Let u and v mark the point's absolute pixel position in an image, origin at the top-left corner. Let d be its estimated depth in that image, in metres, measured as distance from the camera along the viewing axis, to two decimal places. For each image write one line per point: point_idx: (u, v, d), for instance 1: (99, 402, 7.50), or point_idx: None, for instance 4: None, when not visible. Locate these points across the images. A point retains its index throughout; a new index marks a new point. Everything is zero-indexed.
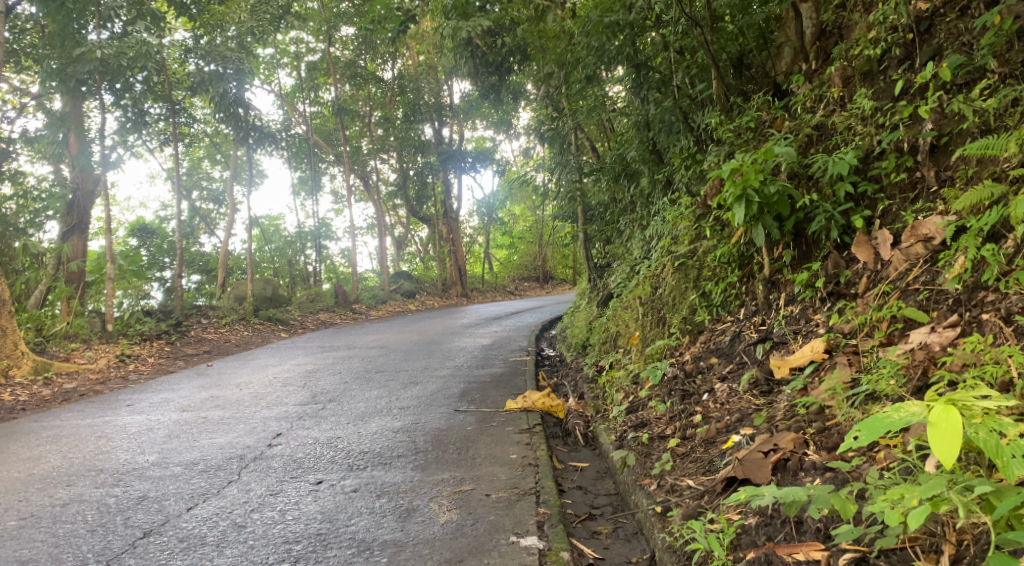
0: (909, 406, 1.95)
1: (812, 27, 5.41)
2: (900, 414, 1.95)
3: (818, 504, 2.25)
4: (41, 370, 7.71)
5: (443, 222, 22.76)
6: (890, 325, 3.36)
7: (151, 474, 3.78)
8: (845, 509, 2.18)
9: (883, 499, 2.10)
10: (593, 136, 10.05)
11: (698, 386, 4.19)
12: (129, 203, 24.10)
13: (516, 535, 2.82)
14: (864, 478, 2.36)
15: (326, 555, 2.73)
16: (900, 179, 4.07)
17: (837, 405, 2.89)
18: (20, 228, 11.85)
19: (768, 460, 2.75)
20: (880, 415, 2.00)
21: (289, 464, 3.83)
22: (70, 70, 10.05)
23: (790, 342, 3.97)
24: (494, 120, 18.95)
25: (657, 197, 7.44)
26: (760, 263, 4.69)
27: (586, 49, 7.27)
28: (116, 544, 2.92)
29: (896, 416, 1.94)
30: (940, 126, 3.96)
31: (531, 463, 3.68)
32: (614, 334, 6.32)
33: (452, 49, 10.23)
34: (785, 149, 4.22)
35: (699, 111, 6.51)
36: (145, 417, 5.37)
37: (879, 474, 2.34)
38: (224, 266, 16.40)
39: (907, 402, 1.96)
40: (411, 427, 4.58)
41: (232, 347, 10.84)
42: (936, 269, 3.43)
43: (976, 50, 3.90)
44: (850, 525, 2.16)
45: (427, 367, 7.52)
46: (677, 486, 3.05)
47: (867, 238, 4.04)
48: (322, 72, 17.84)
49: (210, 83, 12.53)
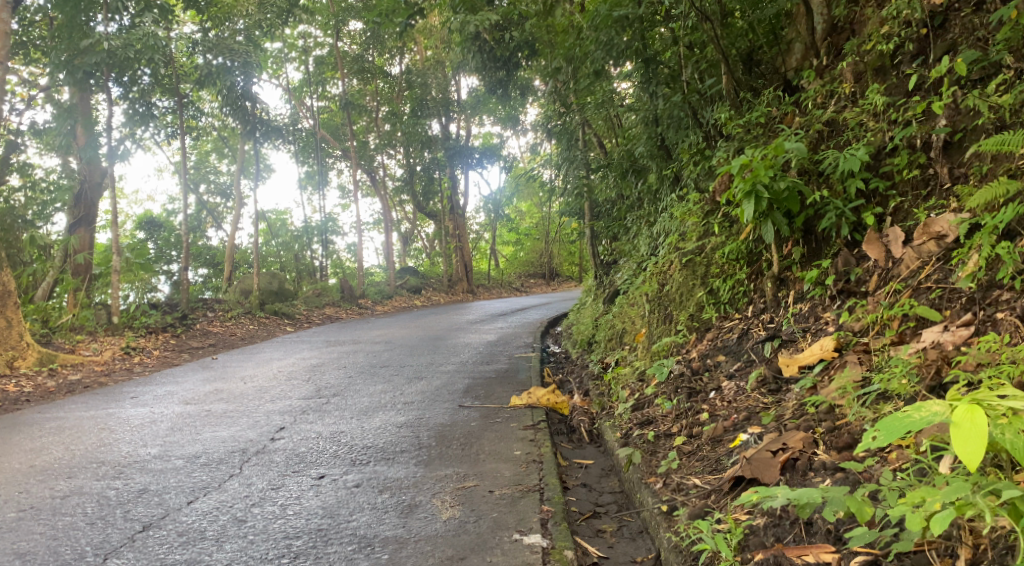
0: (931, 405, 1.88)
1: (823, 23, 5.34)
2: (921, 414, 1.88)
3: (833, 507, 2.19)
4: (46, 362, 7.72)
5: (449, 218, 22.73)
6: (902, 324, 3.30)
7: (152, 467, 3.76)
8: (861, 512, 2.13)
9: (902, 503, 2.04)
10: (600, 132, 9.99)
11: (704, 384, 4.15)
12: (137, 196, 24.18)
13: (519, 533, 2.78)
14: (876, 479, 2.31)
15: (326, 551, 2.70)
16: (913, 175, 4.01)
17: (847, 405, 2.84)
18: (28, 220, 11.91)
19: (776, 459, 2.70)
20: (899, 415, 1.93)
21: (291, 458, 3.80)
22: (77, 62, 10.03)
23: (799, 340, 3.93)
24: (501, 115, 18.91)
25: (665, 193, 7.39)
26: (769, 260, 4.63)
27: (594, 43, 7.22)
28: (115, 537, 2.90)
29: (917, 415, 1.87)
30: (954, 122, 3.88)
31: (535, 460, 3.64)
32: (620, 331, 6.27)
33: (459, 43, 10.18)
34: (796, 145, 4.15)
35: (708, 107, 6.46)
36: (149, 409, 5.36)
37: (892, 475, 2.28)
38: (230, 260, 16.40)
39: (929, 401, 1.88)
40: (415, 423, 4.55)
41: (237, 340, 10.84)
42: (950, 267, 3.37)
43: (992, 45, 3.82)
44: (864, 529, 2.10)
45: (432, 363, 7.49)
46: (683, 484, 3.01)
47: (879, 235, 3.97)
48: (329, 67, 17.84)
49: (217, 76, 12.55)
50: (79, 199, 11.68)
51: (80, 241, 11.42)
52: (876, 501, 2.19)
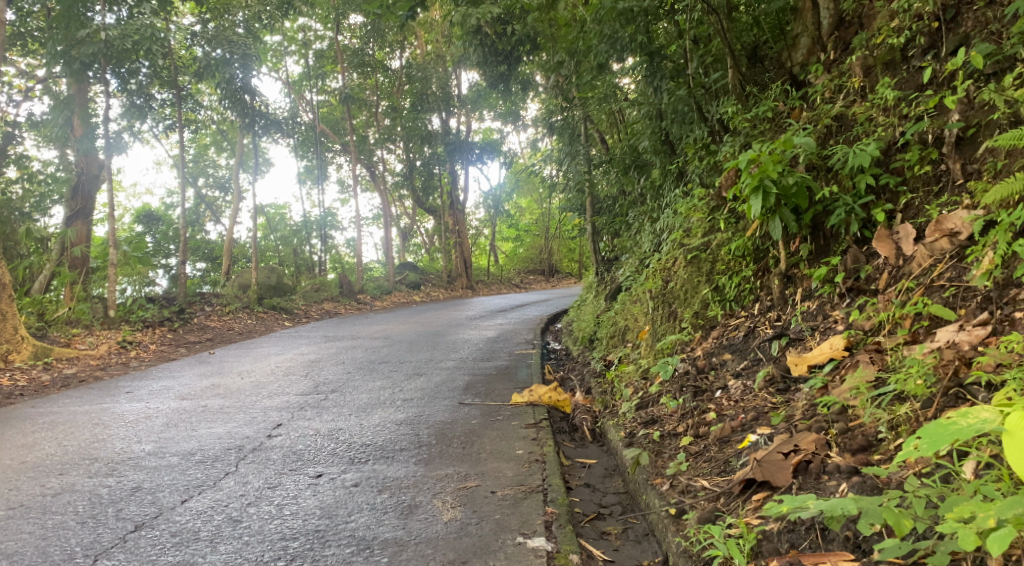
0: (980, 413, 1.84)
1: (829, 17, 5.25)
2: (969, 421, 1.85)
3: (870, 520, 2.04)
4: (41, 356, 7.64)
5: (449, 214, 22.62)
6: (914, 322, 3.22)
7: (145, 464, 3.67)
8: (899, 524, 2.00)
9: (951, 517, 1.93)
10: (603, 128, 9.90)
11: (711, 383, 4.08)
12: (135, 190, 24.04)
13: (523, 536, 2.70)
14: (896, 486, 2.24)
15: (324, 553, 2.62)
16: (924, 171, 3.92)
17: (860, 405, 2.76)
18: (25, 213, 11.81)
19: (788, 461, 2.62)
20: (944, 421, 1.89)
21: (288, 456, 3.72)
22: (74, 53, 9.91)
23: (808, 339, 3.85)
24: (502, 110, 18.81)
25: (668, 189, 7.32)
26: (776, 257, 4.55)
27: (598, 37, 7.14)
28: (106, 537, 2.82)
29: (967, 423, 1.83)
30: (967, 117, 3.78)
31: (538, 459, 3.56)
32: (623, 328, 6.19)
33: (460, 37, 10.09)
34: (805, 140, 4.07)
35: (713, 102, 6.38)
36: (144, 404, 5.28)
37: (912, 481, 2.21)
38: (229, 254, 16.28)
39: (977, 409, 1.85)
40: (415, 420, 4.47)
41: (235, 335, 10.76)
42: (964, 265, 3.29)
43: (1006, 39, 3.73)
44: (899, 541, 1.99)
45: (431, 359, 7.41)
46: (691, 487, 2.93)
47: (889, 232, 3.89)
48: (329, 60, 17.74)
49: (216, 68, 12.45)
50: (76, 192, 11.55)
51: (77, 235, 11.32)
52: (892, 506, 2.11)
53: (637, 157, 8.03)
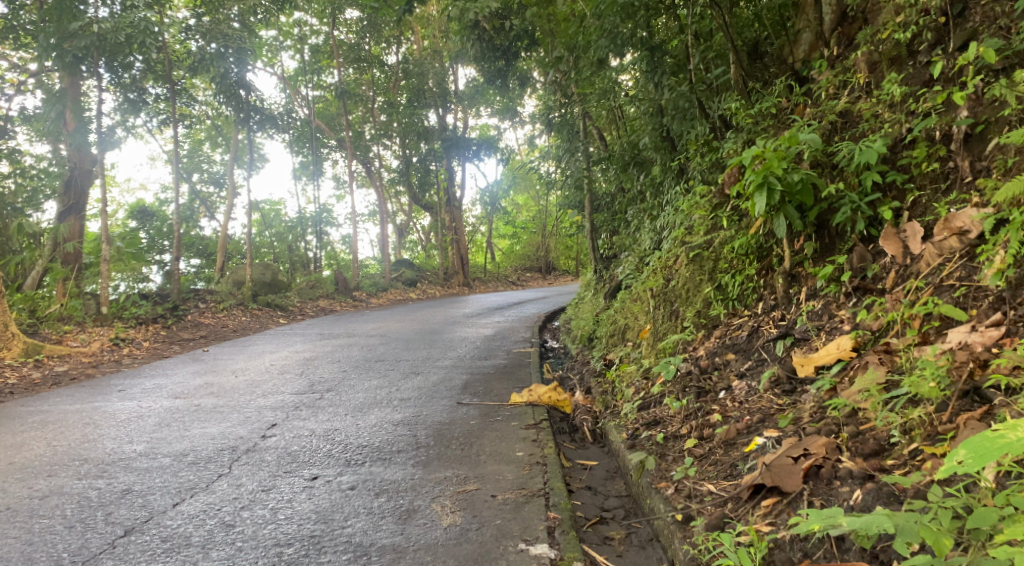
0: None
1: (832, 12, 5.16)
2: (1018, 435, 1.79)
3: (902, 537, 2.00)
4: (32, 353, 7.53)
5: (445, 210, 22.49)
6: (924, 322, 3.14)
7: (137, 465, 3.58)
8: (938, 544, 1.93)
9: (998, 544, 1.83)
10: (601, 124, 9.81)
11: (714, 383, 4.00)
12: (129, 185, 23.82)
13: (525, 543, 2.63)
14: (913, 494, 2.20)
15: (319, 561, 2.53)
16: (931, 169, 3.84)
17: (871, 408, 2.69)
18: (17, 208, 11.67)
19: (798, 466, 2.54)
20: (991, 434, 1.84)
21: (282, 458, 3.63)
22: (67, 46, 9.76)
23: (814, 339, 3.78)
24: (499, 106, 18.70)
25: (668, 186, 7.24)
26: (780, 255, 4.47)
27: (598, 32, 7.05)
28: (95, 543, 2.73)
29: (1014, 439, 1.77)
30: (975, 113, 3.70)
31: (539, 462, 3.49)
32: (623, 327, 6.12)
33: (457, 32, 9.99)
34: (810, 136, 4.00)
35: (715, 98, 6.30)
36: (136, 403, 5.17)
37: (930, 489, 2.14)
38: (223, 250, 16.12)
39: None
40: (412, 421, 4.38)
41: (230, 332, 10.65)
42: (974, 264, 3.23)
43: (1016, 34, 3.65)
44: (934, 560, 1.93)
45: (428, 357, 7.32)
46: (697, 492, 2.86)
47: (896, 230, 3.81)
48: (325, 55, 17.60)
49: (211, 63, 12.32)
50: (68, 186, 11.37)
51: (70, 230, 11.19)
52: (910, 517, 2.04)
53: (637, 154, 7.95)
